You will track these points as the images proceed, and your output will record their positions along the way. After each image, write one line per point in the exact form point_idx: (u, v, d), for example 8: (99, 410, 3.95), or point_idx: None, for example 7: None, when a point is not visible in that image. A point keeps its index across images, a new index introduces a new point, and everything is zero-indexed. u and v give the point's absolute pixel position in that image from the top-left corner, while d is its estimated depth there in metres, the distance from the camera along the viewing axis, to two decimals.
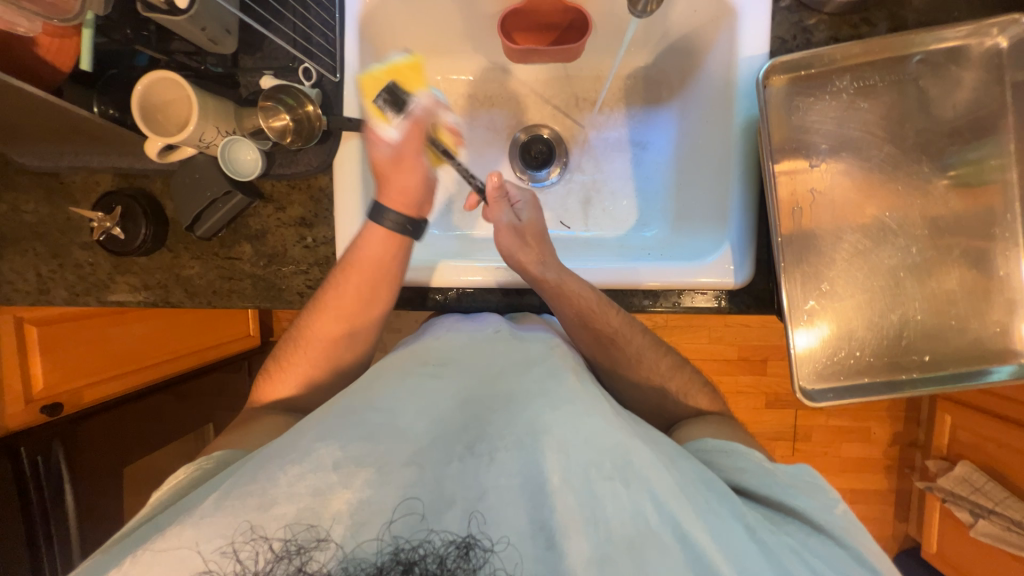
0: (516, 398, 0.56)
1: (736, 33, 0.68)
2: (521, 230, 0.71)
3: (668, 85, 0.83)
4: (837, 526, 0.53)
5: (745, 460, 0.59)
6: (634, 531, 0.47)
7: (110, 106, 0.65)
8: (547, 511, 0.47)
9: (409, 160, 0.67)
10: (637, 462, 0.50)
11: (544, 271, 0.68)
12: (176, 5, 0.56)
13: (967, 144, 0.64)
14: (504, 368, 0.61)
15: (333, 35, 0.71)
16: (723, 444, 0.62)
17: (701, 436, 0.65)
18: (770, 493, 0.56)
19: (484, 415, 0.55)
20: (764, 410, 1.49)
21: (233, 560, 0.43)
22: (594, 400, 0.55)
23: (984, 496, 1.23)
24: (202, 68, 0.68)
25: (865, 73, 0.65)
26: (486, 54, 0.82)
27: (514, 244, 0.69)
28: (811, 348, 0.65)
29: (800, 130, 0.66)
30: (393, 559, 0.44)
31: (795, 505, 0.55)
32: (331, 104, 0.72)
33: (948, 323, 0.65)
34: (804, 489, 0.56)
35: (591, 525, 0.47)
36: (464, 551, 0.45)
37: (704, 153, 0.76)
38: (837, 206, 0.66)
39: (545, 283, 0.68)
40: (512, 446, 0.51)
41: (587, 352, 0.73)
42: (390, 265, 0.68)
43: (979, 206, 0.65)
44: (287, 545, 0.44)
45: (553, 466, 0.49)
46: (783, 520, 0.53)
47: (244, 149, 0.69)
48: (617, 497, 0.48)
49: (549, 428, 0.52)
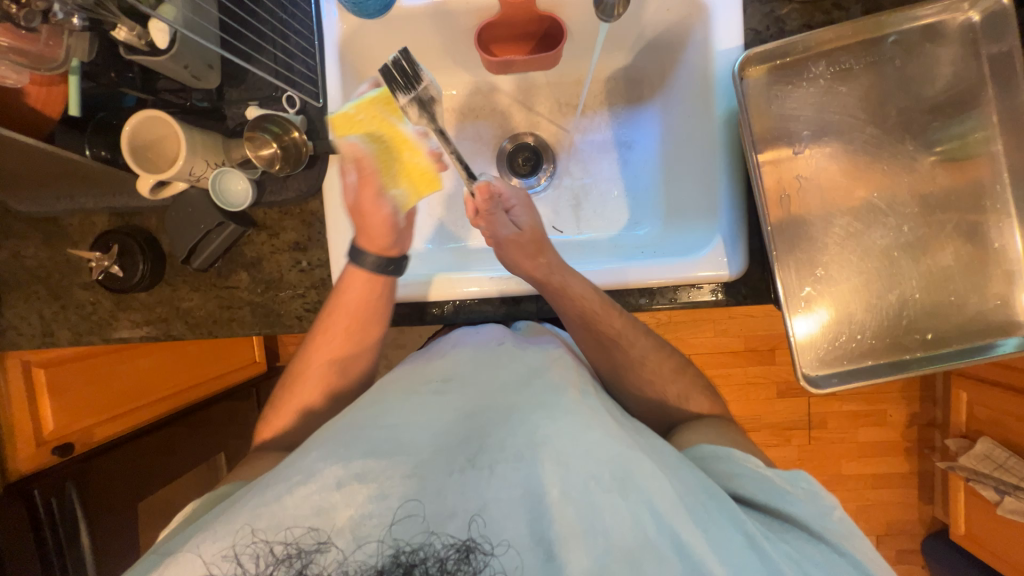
0: (517, 412, 0.56)
1: (710, 28, 0.69)
2: (524, 238, 0.70)
3: (649, 83, 0.84)
4: (837, 534, 0.53)
5: (747, 468, 0.58)
6: (634, 544, 0.47)
7: (103, 148, 0.65)
8: (546, 522, 0.47)
9: (369, 208, 0.68)
10: (636, 473, 0.49)
11: (550, 273, 0.68)
12: (157, 46, 0.58)
13: (950, 120, 0.64)
14: (507, 384, 0.60)
15: (313, 61, 0.72)
16: (723, 450, 0.60)
17: (697, 444, 0.63)
18: (769, 500, 0.56)
19: (484, 429, 0.54)
20: (774, 400, 1.48)
21: (234, 563, 0.44)
22: (598, 411, 0.55)
23: (1007, 473, 1.22)
24: (188, 104, 0.68)
25: (841, 57, 0.65)
26: (465, 68, 0.83)
27: (524, 257, 0.69)
28: (811, 335, 0.65)
29: (781, 119, 0.66)
30: (393, 562, 0.44)
31: (794, 513, 0.54)
32: (316, 129, 0.72)
33: (947, 301, 0.64)
34: (801, 497, 0.55)
35: (590, 540, 0.47)
36: (464, 554, 0.45)
37: (689, 146, 0.76)
38: (825, 189, 0.66)
39: (550, 284, 0.68)
40: (511, 458, 0.50)
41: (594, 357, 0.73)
42: (376, 304, 0.71)
43: (967, 180, 0.64)
44: (288, 547, 0.45)
45: (553, 479, 0.49)
46: (781, 527, 0.53)
47: (234, 179, 0.70)
48: (617, 510, 0.48)
49: (548, 440, 0.51)
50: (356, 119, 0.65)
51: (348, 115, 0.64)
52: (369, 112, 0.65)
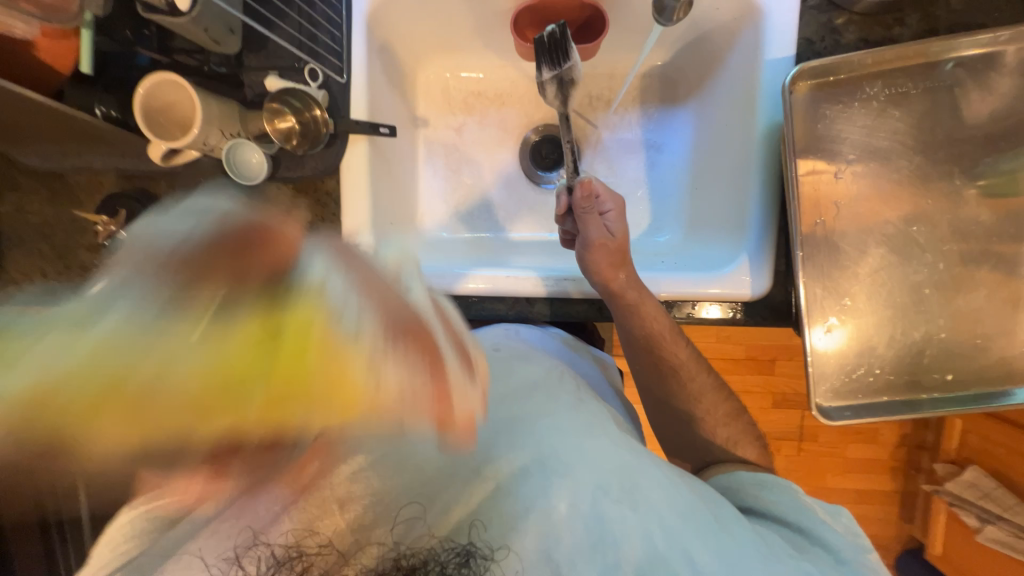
0: (522, 421, 0.53)
1: (761, 34, 0.65)
2: (615, 245, 0.66)
3: (685, 84, 0.80)
4: (869, 567, 0.52)
5: (784, 496, 0.58)
6: (644, 557, 0.46)
7: (112, 107, 0.62)
8: (552, 537, 0.46)
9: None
10: (643, 485, 0.49)
11: (626, 288, 0.65)
12: (177, 7, 0.54)
13: (1002, 154, 0.61)
14: (512, 391, 0.57)
15: (339, 33, 0.68)
16: (761, 478, 0.61)
17: (734, 470, 0.64)
18: (802, 523, 0.56)
19: (489, 436, 0.51)
20: (770, 410, 1.48)
21: (233, 566, 0.38)
22: (598, 423, 0.55)
23: (992, 502, 1.27)
24: (205, 67, 0.66)
25: (897, 80, 0.62)
26: (496, 51, 0.80)
27: (609, 264, 0.66)
28: (829, 347, 0.63)
29: (825, 139, 0.63)
30: (393, 567, 0.40)
31: (829, 539, 0.54)
32: (337, 106, 0.69)
33: (972, 343, 0.62)
34: (830, 528, 0.55)
35: (598, 553, 0.45)
36: (464, 559, 0.42)
37: (722, 157, 0.73)
38: (862, 216, 0.63)
39: (623, 298, 0.66)
40: (519, 470, 0.49)
41: (648, 380, 0.73)
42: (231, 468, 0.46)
43: (1010, 219, 0.62)
44: (288, 550, 0.39)
45: (561, 495, 0.47)
46: (808, 545, 0.53)
47: (250, 150, 0.66)
48: (625, 521, 0.47)
49: (555, 451, 0.50)
50: (82, 369, 0.26)
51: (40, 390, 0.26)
52: (171, 377, 0.28)
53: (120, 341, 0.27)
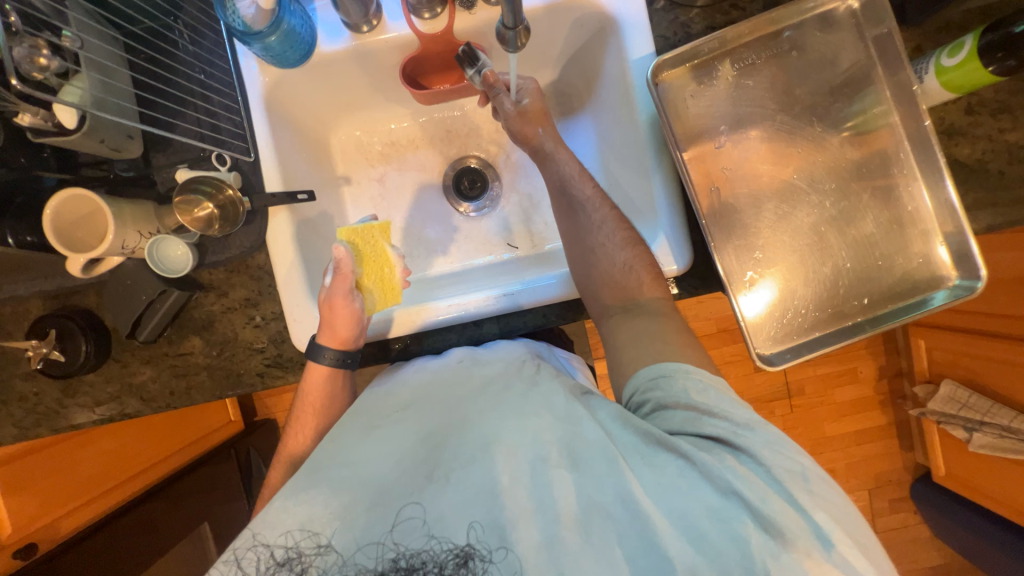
0: (471, 418, 0.55)
1: (622, 41, 0.72)
2: (526, 113, 0.71)
3: (577, 95, 0.86)
4: (783, 467, 0.46)
5: (678, 387, 0.53)
6: (581, 507, 0.48)
7: (27, 233, 0.63)
8: (499, 509, 0.48)
9: (339, 302, 0.65)
10: (580, 447, 0.51)
11: (543, 139, 0.72)
12: (64, 125, 0.57)
13: (851, 99, 0.69)
14: (458, 395, 0.59)
15: (239, 117, 0.72)
16: (660, 370, 0.56)
17: (654, 368, 0.57)
18: (730, 432, 0.49)
19: (440, 444, 0.54)
20: (752, 375, 1.52)
21: (236, 565, 0.48)
22: (545, 401, 0.55)
23: (971, 410, 1.26)
24: (112, 174, 0.68)
25: (743, 54, 0.70)
26: (397, 101, 0.84)
27: (519, 125, 0.72)
28: (760, 316, 0.68)
29: (700, 119, 0.70)
30: (394, 566, 0.47)
31: (750, 443, 0.48)
32: (251, 182, 0.73)
33: (876, 264, 0.68)
34: (753, 427, 0.49)
35: (540, 514, 0.48)
36: (462, 560, 0.46)
37: (623, 150, 0.78)
38: (749, 177, 0.70)
39: (541, 151, 0.73)
40: (465, 462, 0.51)
41: (562, 220, 0.71)
42: (338, 395, 0.69)
43: (874, 151, 0.69)
44: (288, 551, 0.48)
45: (503, 467, 0.50)
46: (716, 447, 0.49)
47: (173, 245, 0.70)
48: (565, 483, 0.49)
49: (499, 436, 0.52)
50: (354, 232, 0.68)
51: (353, 229, 0.68)
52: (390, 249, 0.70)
53: (365, 229, 0.69)
